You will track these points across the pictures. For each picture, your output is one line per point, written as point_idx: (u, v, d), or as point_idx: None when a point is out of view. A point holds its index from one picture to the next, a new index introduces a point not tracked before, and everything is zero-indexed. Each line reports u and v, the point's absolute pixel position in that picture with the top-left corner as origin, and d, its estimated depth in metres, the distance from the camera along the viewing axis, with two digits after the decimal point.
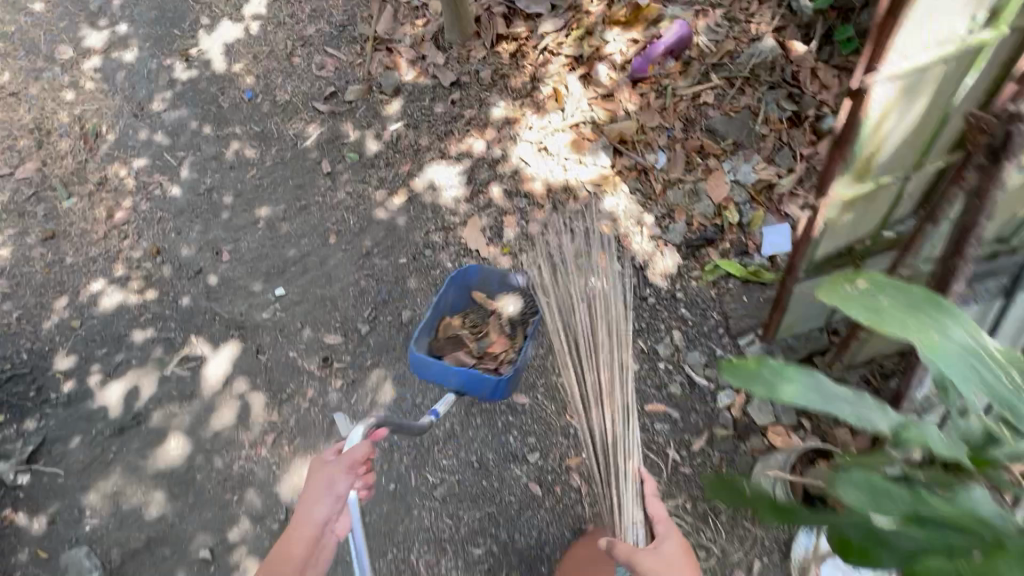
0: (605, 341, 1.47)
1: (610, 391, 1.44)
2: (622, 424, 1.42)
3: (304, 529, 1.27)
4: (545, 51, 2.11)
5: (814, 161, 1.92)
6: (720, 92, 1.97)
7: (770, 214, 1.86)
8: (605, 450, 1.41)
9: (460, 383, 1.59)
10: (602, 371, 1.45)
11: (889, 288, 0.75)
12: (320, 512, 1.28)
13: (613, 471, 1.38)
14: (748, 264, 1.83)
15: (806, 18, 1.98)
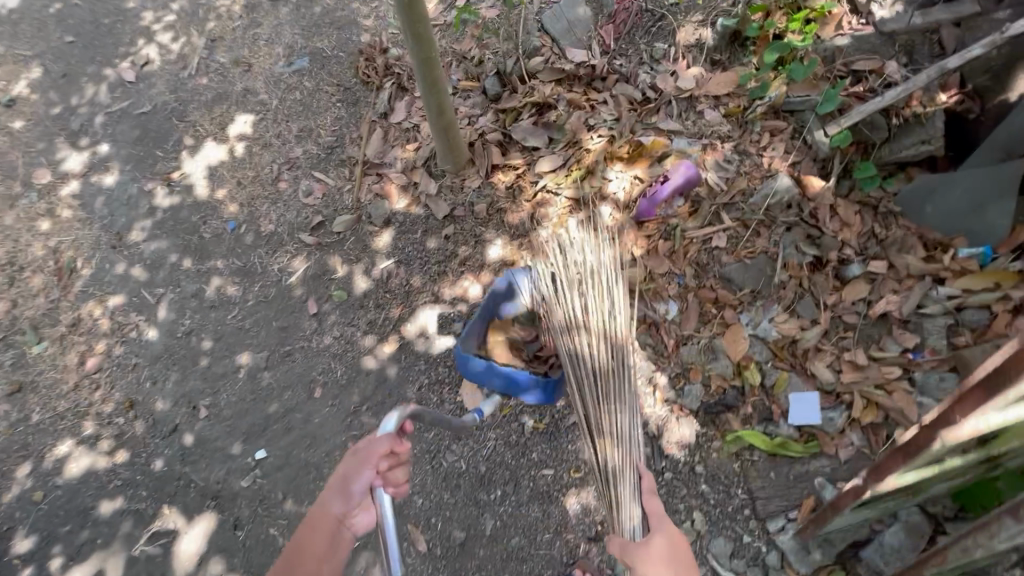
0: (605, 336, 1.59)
1: (610, 383, 1.53)
2: (620, 415, 1.49)
3: (321, 535, 1.02)
4: (543, 188, 1.98)
5: (839, 310, 1.77)
6: (733, 234, 1.83)
7: (795, 374, 1.69)
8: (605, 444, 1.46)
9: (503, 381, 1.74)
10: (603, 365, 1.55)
11: None
12: (343, 505, 1.04)
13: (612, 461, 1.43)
14: (774, 434, 1.65)
15: (822, 153, 1.84)
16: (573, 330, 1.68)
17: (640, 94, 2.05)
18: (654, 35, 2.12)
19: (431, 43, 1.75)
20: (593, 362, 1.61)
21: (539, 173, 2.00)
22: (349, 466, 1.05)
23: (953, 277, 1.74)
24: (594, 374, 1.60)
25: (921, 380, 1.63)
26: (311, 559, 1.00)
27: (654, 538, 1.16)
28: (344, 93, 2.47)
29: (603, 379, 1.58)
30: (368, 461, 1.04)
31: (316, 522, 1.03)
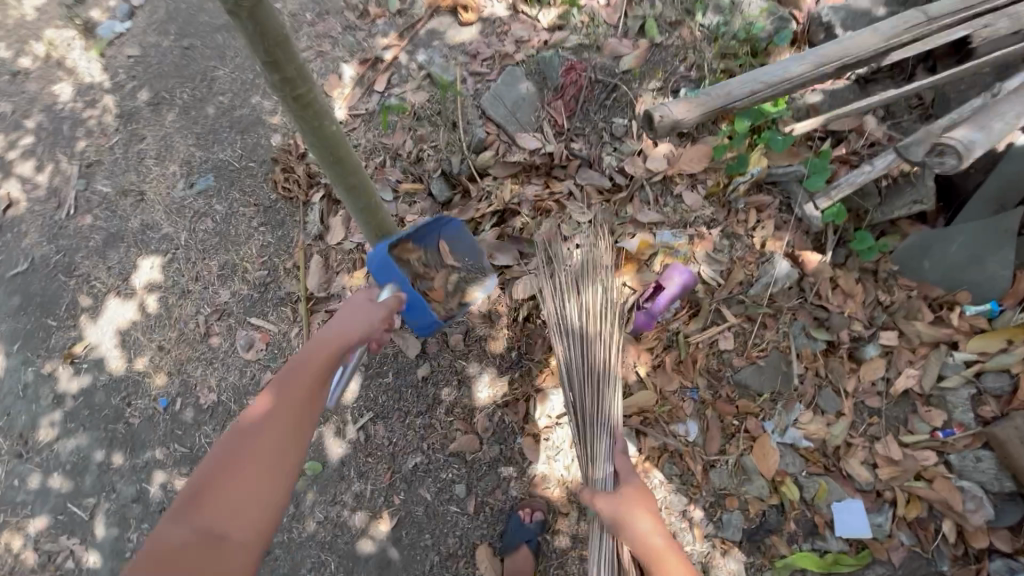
0: (593, 303, 1.57)
1: (594, 348, 1.52)
2: (603, 384, 1.50)
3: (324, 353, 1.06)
4: (527, 318, 1.78)
5: (861, 394, 1.66)
6: (739, 330, 1.69)
7: (833, 478, 1.58)
8: (583, 413, 1.50)
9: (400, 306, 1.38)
10: (587, 327, 1.54)
11: None
12: (346, 333, 1.11)
13: (587, 427, 1.47)
14: (824, 551, 1.53)
15: (816, 227, 1.71)
16: (570, 335, 1.56)
17: (609, 180, 1.84)
18: (610, 109, 1.91)
19: (343, 144, 1.33)
20: (585, 365, 1.52)
21: (517, 294, 1.78)
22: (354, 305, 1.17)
23: (966, 340, 1.66)
24: (590, 375, 1.51)
25: (959, 462, 1.55)
26: (309, 383, 1.02)
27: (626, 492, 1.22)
28: (265, 213, 2.12)
29: (598, 387, 1.50)
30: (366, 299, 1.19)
31: (318, 338, 1.08)
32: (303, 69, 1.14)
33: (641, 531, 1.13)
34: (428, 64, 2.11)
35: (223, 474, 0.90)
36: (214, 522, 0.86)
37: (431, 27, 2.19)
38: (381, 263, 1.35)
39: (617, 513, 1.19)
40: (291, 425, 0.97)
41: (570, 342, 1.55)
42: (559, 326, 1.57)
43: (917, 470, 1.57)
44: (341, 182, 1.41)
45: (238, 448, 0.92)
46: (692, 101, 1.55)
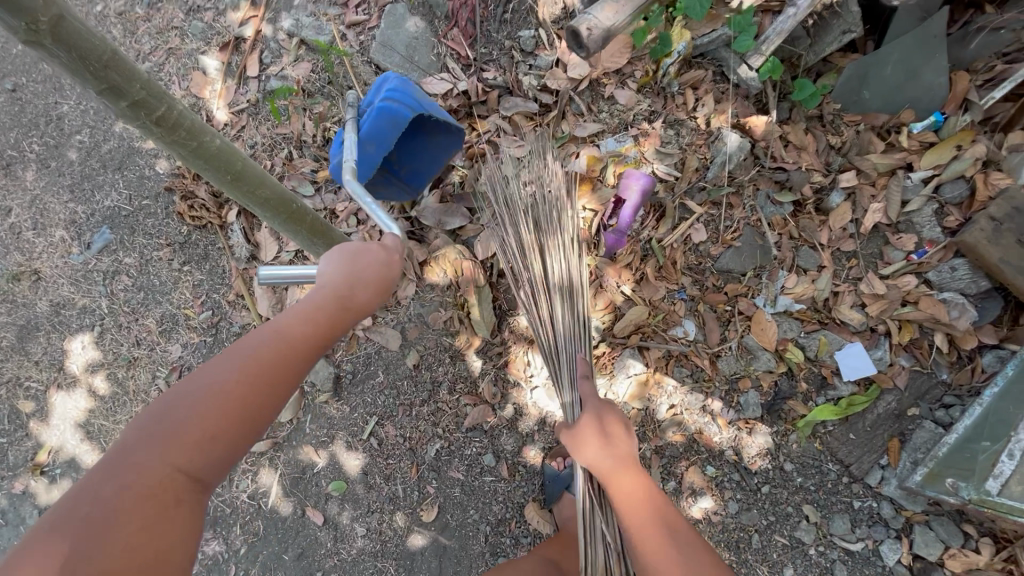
0: (538, 221, 1.49)
1: (546, 274, 1.46)
2: (564, 303, 1.45)
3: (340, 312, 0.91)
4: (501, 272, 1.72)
5: (837, 242, 1.67)
6: (707, 218, 1.65)
7: (830, 330, 1.63)
8: (545, 334, 1.46)
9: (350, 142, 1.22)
10: (534, 251, 1.47)
11: None
12: (364, 280, 0.95)
13: (550, 351, 1.44)
14: (837, 398, 1.61)
15: (754, 89, 1.63)
16: (523, 270, 1.49)
17: (535, 103, 1.70)
18: (511, 23, 1.72)
19: (238, 156, 1.13)
20: (541, 295, 1.46)
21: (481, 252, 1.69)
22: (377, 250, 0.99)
23: (919, 159, 1.66)
24: (546, 305, 1.45)
25: (938, 278, 1.61)
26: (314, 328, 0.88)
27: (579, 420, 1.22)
28: (183, 251, 1.90)
29: (557, 316, 1.43)
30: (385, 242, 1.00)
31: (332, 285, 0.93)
32: (150, 87, 0.92)
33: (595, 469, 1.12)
34: (298, 29, 1.83)
35: (202, 410, 0.78)
36: (189, 461, 0.77)
37: None
38: (377, 112, 1.17)
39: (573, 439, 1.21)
40: (284, 388, 0.84)
41: (527, 273, 1.48)
42: (512, 262, 1.51)
43: (903, 297, 1.63)
44: (248, 196, 1.22)
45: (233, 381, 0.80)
46: (615, 2, 1.49)
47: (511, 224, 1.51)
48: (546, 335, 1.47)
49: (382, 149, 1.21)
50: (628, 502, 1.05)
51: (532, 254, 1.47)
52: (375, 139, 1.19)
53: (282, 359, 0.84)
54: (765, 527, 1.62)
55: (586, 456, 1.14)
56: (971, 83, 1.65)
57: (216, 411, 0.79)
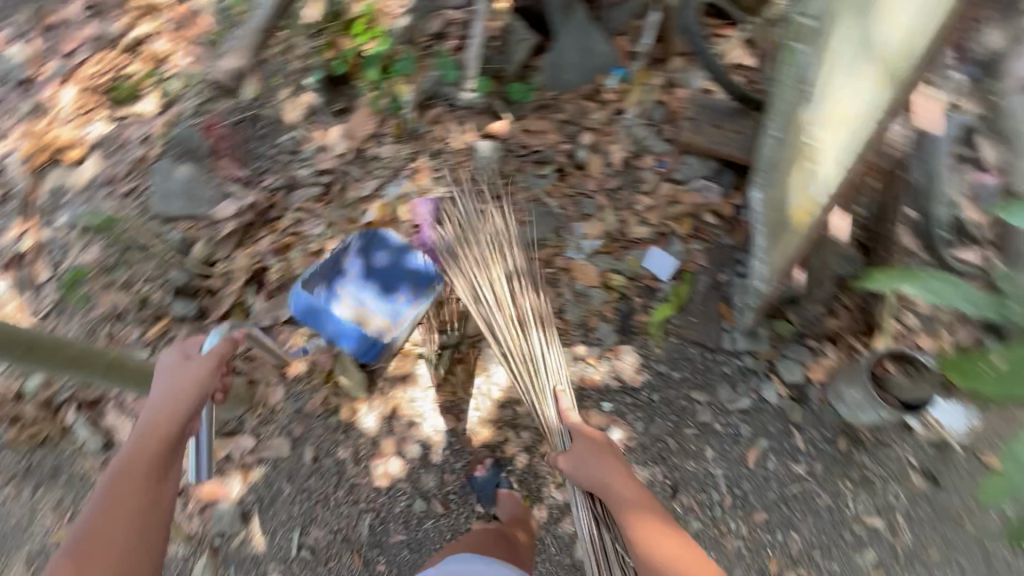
0: (487, 259, 1.52)
1: (507, 311, 1.48)
2: (534, 334, 1.48)
3: (154, 436, 1.08)
4: None
5: (604, 184, 2.01)
6: (503, 209, 1.91)
7: (633, 249, 1.93)
8: (522, 365, 1.48)
9: (342, 336, 1.68)
10: (491, 290, 1.50)
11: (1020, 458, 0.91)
12: (170, 398, 1.12)
13: (530, 380, 1.46)
14: (667, 296, 1.89)
15: (481, 104, 2.02)
16: (501, 311, 1.49)
17: (318, 186, 1.90)
18: (268, 134, 1.94)
19: (104, 352, 1.34)
20: (517, 340, 1.47)
21: None
22: (169, 371, 1.17)
23: (626, 102, 2.10)
24: (523, 343, 1.47)
25: (683, 175, 1.99)
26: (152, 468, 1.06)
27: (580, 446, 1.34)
28: (30, 477, 1.76)
29: (529, 346, 1.47)
30: (182, 362, 1.19)
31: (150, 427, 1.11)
32: None
33: (602, 476, 1.27)
34: (75, 219, 1.90)
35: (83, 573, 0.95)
36: None
37: (48, 188, 1.95)
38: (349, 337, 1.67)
39: (581, 466, 1.31)
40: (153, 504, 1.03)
41: (497, 321, 1.49)
42: (486, 305, 1.50)
43: (669, 200, 1.99)
44: (64, 362, 1.26)
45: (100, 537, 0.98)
46: (236, 48, 1.75)
47: (467, 268, 1.53)
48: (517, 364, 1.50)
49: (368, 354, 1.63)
50: (626, 494, 1.24)
51: (490, 290, 1.50)
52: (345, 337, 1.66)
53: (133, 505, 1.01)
54: (672, 427, 1.79)
55: (591, 467, 1.29)
56: (627, 41, 2.16)
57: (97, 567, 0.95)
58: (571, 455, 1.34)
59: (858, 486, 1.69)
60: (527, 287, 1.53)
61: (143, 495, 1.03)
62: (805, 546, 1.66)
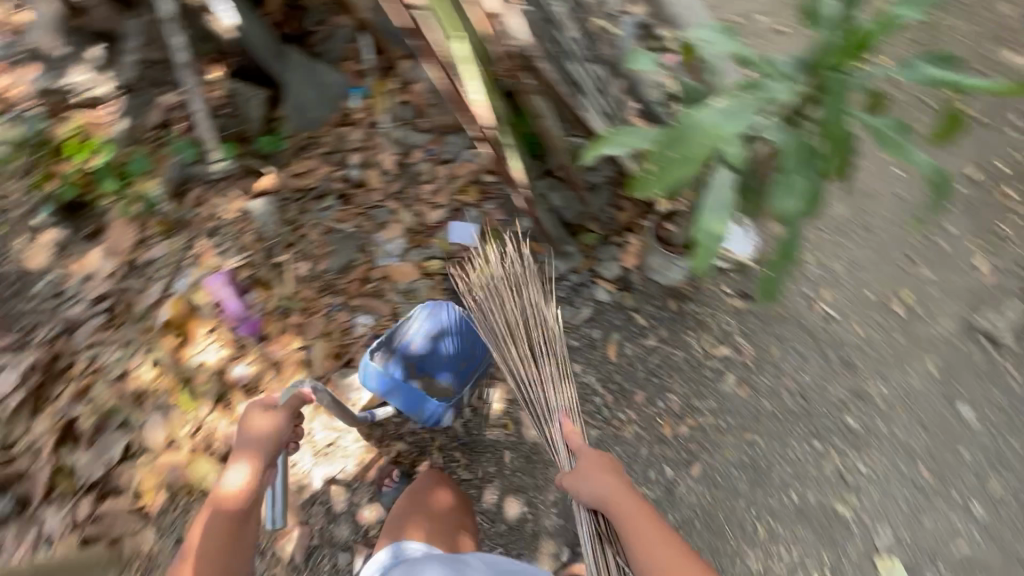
0: (517, 322, 1.60)
1: (531, 363, 1.59)
2: (554, 385, 1.56)
3: (256, 455, 1.42)
4: (208, 425, 1.89)
5: (388, 189, 2.09)
6: (294, 257, 1.99)
7: (438, 233, 2.07)
8: (535, 409, 1.60)
9: (394, 397, 1.76)
10: (520, 338, 1.60)
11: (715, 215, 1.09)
12: (252, 442, 1.43)
13: (540, 415, 1.58)
14: (483, 256, 2.04)
15: (235, 169, 2.01)
16: (506, 333, 1.63)
17: (101, 314, 1.80)
18: (18, 289, 1.76)
19: None
20: (517, 347, 1.61)
21: (175, 432, 1.84)
22: (258, 415, 1.48)
23: (377, 112, 2.14)
24: (529, 355, 1.59)
25: (452, 151, 2.12)
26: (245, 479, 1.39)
27: (584, 464, 1.40)
28: None
29: (543, 380, 1.57)
30: (270, 407, 1.50)
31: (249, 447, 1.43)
32: None
33: (598, 489, 1.34)
34: None
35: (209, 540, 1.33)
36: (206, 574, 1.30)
37: None
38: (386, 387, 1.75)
39: (582, 485, 1.36)
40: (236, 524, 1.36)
41: (500, 330, 1.64)
42: (509, 317, 1.61)
43: (451, 177, 2.11)
44: None
45: (224, 528, 1.35)
46: None
47: (484, 308, 1.67)
48: (529, 398, 1.62)
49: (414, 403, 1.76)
50: (625, 511, 1.29)
51: (508, 325, 1.62)
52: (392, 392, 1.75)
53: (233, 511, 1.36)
54: None
55: (582, 484, 1.37)
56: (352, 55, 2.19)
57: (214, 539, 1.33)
58: (571, 474, 1.40)
59: (698, 333, 1.95)
60: (536, 318, 1.59)
61: (232, 516, 1.36)
62: (685, 399, 1.92)
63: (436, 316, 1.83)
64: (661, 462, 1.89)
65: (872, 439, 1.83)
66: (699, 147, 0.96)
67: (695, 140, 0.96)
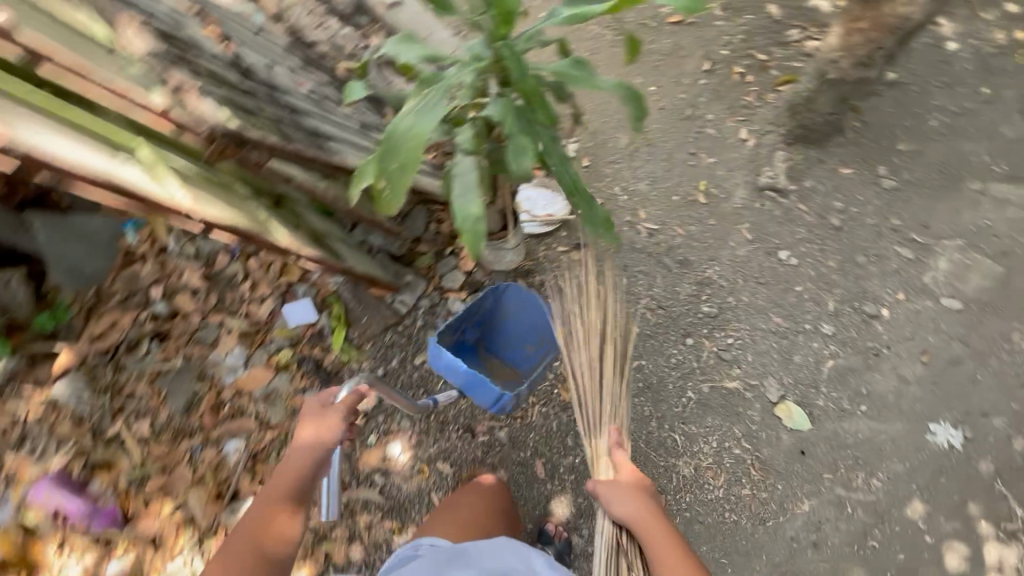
0: (603, 325, 1.55)
1: (603, 368, 1.53)
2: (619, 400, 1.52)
3: (297, 465, 1.29)
4: None
5: (204, 306, 1.96)
6: (128, 422, 1.81)
7: (275, 324, 1.96)
8: (596, 418, 1.51)
9: (465, 383, 1.69)
10: (593, 340, 1.53)
11: (465, 201, 1.15)
12: (305, 438, 1.31)
13: (603, 425, 1.49)
14: (331, 324, 1.96)
15: (21, 366, 1.82)
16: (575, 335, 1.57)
17: None
18: None
19: None
20: (598, 352, 1.54)
21: None
22: (311, 418, 1.33)
23: (159, 237, 2.00)
24: (601, 362, 1.53)
25: None
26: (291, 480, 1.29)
27: (623, 479, 1.34)
28: None
29: (608, 392, 1.51)
30: (325, 410, 1.34)
31: (302, 448, 1.30)
32: None
33: (635, 516, 1.27)
34: None
35: (254, 524, 1.24)
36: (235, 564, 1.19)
37: None
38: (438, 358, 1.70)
39: (616, 497, 1.30)
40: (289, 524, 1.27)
41: (576, 335, 1.56)
42: (576, 325, 1.56)
43: (266, 264, 2.01)
44: None
45: (268, 520, 1.25)
46: None
47: (567, 311, 1.58)
48: (588, 408, 1.53)
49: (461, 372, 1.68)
50: (652, 529, 1.25)
51: (588, 332, 1.54)
52: (450, 368, 1.68)
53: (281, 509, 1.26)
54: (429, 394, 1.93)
55: (619, 504, 1.30)
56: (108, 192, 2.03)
57: (258, 527, 1.24)
58: (606, 484, 1.33)
59: None
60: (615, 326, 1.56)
61: (285, 516, 1.26)
62: None
63: (511, 298, 1.90)
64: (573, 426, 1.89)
65: (729, 313, 2.04)
66: (408, 151, 1.04)
67: (404, 148, 1.03)
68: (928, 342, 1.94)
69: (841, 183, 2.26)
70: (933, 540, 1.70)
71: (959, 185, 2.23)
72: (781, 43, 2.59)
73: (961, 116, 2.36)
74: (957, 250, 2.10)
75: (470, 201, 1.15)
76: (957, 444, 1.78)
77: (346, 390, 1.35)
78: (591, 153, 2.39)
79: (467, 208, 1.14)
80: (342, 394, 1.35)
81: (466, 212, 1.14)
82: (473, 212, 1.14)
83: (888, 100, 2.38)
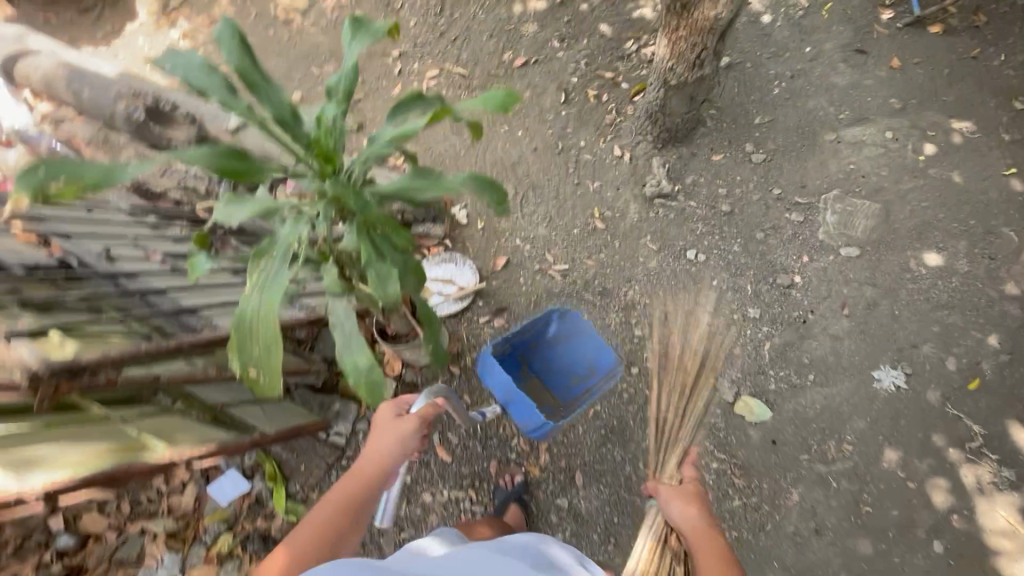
0: (706, 344, 1.73)
1: (689, 389, 1.66)
2: (689, 432, 1.61)
3: (377, 446, 1.33)
4: None
5: (115, 519, 1.71)
6: None
7: (206, 509, 1.76)
8: (661, 433, 1.61)
9: (509, 402, 1.73)
10: (691, 352, 1.70)
11: (352, 357, 1.08)
12: (385, 429, 1.38)
13: (668, 443, 1.60)
14: (268, 488, 1.79)
15: None
16: (660, 364, 1.72)
17: None
18: None
19: None
20: (681, 397, 1.65)
21: None
22: (388, 417, 1.41)
23: None
24: (686, 404, 1.64)
25: None
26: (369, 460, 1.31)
27: (686, 492, 1.31)
28: None
29: (686, 421, 1.62)
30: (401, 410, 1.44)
31: (384, 434, 1.37)
32: None
33: (694, 526, 1.24)
34: None
35: (331, 499, 1.24)
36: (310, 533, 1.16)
37: None
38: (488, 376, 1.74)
39: (674, 507, 1.28)
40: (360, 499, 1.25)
41: (674, 355, 1.71)
42: (673, 360, 1.68)
43: None
44: None
45: (345, 491, 1.25)
46: None
47: (679, 329, 1.76)
48: (660, 427, 1.63)
49: (512, 392, 1.71)
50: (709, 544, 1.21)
51: (685, 354, 1.70)
52: (504, 388, 1.72)
53: (357, 484, 1.27)
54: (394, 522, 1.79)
55: (668, 505, 1.28)
56: None
57: (335, 500, 1.24)
58: (668, 492, 1.29)
59: None
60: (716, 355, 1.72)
61: (358, 488, 1.26)
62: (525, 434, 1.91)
63: (576, 326, 1.89)
64: (552, 500, 1.83)
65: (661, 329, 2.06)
66: (269, 330, 0.95)
67: (264, 328, 0.95)
68: (844, 294, 2.01)
69: (718, 168, 2.36)
70: (916, 484, 1.73)
71: (818, 140, 2.38)
72: (622, 56, 2.72)
73: (797, 78, 2.55)
74: (837, 200, 2.21)
75: (357, 357, 1.08)
76: (902, 384, 1.84)
77: (421, 399, 1.51)
78: (482, 212, 2.36)
79: (356, 362, 1.08)
80: (417, 406, 1.48)
81: (355, 369, 1.08)
82: (366, 363, 1.08)
83: (732, 83, 2.54)
